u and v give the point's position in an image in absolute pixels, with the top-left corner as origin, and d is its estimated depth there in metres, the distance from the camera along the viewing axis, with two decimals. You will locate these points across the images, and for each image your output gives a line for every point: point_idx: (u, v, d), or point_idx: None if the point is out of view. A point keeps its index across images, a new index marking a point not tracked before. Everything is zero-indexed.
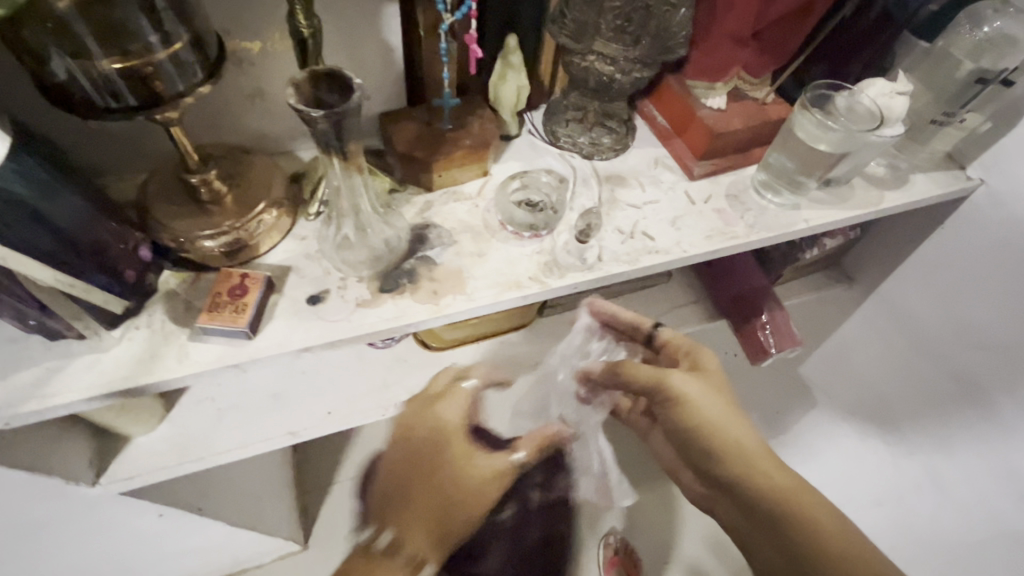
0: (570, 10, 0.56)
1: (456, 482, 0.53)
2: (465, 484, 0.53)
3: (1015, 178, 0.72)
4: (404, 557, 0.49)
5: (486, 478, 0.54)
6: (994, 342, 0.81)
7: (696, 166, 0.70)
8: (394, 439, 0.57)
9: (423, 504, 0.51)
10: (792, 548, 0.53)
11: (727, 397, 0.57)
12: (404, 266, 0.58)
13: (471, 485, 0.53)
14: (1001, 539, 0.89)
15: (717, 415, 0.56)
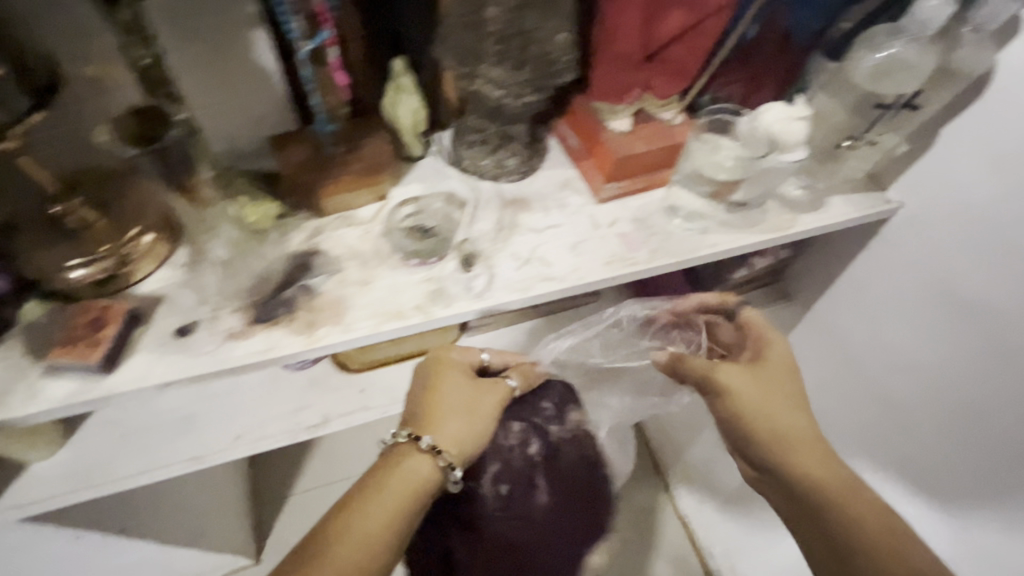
0: (449, 34, 0.54)
1: (467, 404, 0.60)
2: (475, 402, 0.61)
3: (931, 202, 0.71)
4: (444, 459, 0.56)
5: (491, 405, 0.62)
6: (923, 366, 0.79)
7: (603, 189, 0.68)
8: (421, 392, 0.61)
9: (447, 422, 0.58)
10: (837, 543, 0.54)
11: (771, 388, 0.59)
12: (282, 296, 0.56)
13: (480, 405, 0.61)
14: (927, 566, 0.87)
15: (767, 407, 0.58)
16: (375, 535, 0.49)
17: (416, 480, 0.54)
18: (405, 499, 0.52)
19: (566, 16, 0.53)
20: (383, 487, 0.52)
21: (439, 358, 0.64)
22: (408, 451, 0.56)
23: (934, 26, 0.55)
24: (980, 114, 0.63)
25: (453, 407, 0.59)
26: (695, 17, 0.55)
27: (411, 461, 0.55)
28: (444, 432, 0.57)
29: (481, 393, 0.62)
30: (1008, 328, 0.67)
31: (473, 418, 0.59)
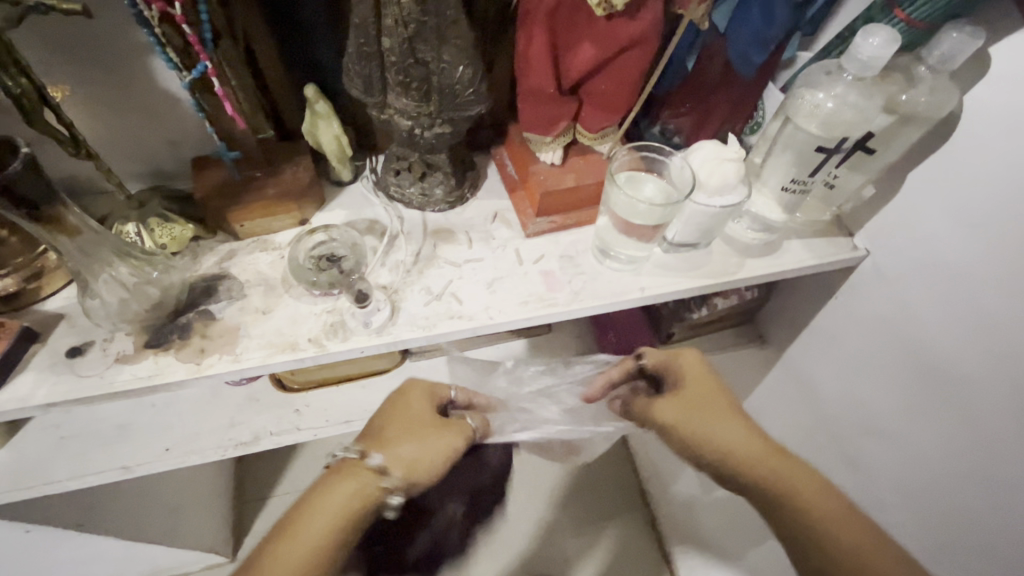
0: (350, 66, 0.53)
1: (426, 437, 0.52)
2: (435, 432, 0.53)
3: (896, 251, 0.64)
4: (389, 481, 0.48)
5: (450, 441, 0.53)
6: (883, 430, 0.70)
7: (532, 223, 0.65)
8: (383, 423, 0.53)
9: (400, 446, 0.51)
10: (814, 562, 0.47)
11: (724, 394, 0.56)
12: (179, 320, 0.56)
13: (437, 441, 0.52)
14: None
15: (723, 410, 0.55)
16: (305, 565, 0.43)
17: (354, 500, 0.47)
18: (333, 527, 0.45)
19: (466, 47, 0.50)
20: (309, 515, 0.45)
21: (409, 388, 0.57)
22: (344, 471, 0.48)
23: (878, 66, 0.49)
24: (947, 159, 0.56)
25: (405, 429, 0.52)
26: (611, 49, 0.52)
27: (350, 482, 0.47)
28: (392, 452, 0.50)
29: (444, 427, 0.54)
30: (972, 395, 0.58)
31: (426, 449, 0.51)
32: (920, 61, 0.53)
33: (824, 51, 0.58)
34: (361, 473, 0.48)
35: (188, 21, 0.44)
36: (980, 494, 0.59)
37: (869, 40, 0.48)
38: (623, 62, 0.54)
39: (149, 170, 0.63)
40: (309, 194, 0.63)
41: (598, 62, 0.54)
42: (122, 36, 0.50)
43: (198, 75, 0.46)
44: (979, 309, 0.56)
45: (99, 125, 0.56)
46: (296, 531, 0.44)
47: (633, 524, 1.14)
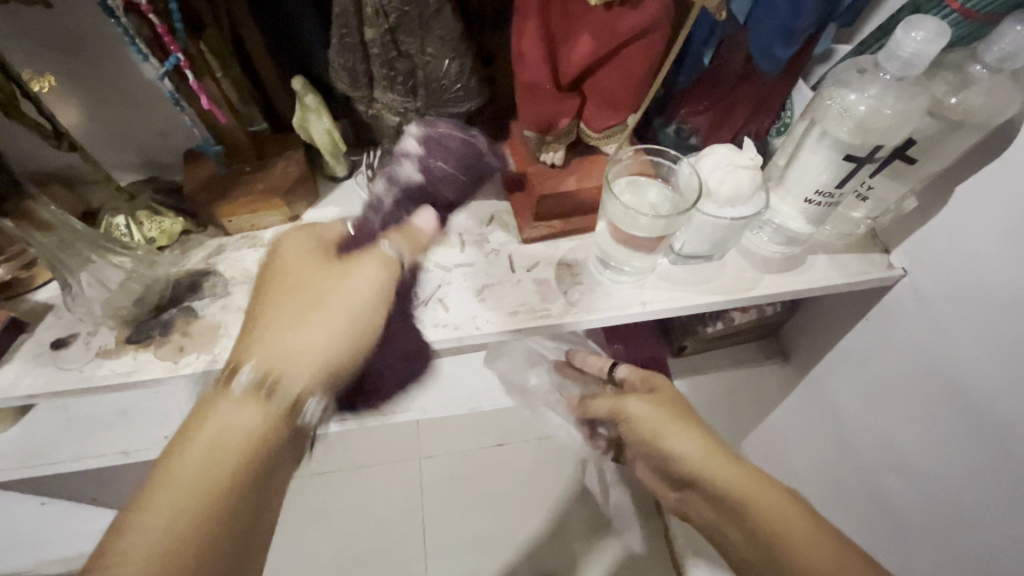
0: (333, 57, 0.50)
1: (345, 291, 0.43)
2: (343, 286, 0.43)
3: (938, 272, 0.57)
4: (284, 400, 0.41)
5: (369, 290, 0.43)
6: (908, 465, 0.64)
7: (529, 227, 0.61)
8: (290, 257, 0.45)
9: (275, 320, 0.42)
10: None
11: (677, 409, 0.55)
12: (161, 316, 0.55)
13: (352, 292, 0.43)
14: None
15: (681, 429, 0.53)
16: (200, 494, 0.37)
17: (252, 416, 0.40)
18: (244, 415, 0.40)
19: (451, 39, 0.46)
20: (213, 415, 0.40)
21: (293, 240, 0.45)
22: (225, 390, 0.40)
23: (922, 64, 0.43)
24: (1004, 172, 0.49)
25: (308, 309, 0.42)
26: (611, 42, 0.47)
27: (234, 396, 0.40)
28: (229, 404, 0.40)
29: (349, 273, 0.44)
30: (1012, 440, 0.51)
31: (348, 313, 0.43)
32: (976, 59, 0.46)
33: (861, 45, 0.51)
34: (250, 392, 0.40)
35: (155, 11, 0.42)
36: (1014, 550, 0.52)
37: (912, 34, 0.42)
38: (627, 56, 0.49)
39: (143, 161, 0.62)
40: (298, 192, 0.61)
41: (599, 56, 0.49)
42: (93, 20, 0.48)
43: (171, 67, 0.44)
44: None
45: (88, 114, 0.56)
46: (187, 447, 0.39)
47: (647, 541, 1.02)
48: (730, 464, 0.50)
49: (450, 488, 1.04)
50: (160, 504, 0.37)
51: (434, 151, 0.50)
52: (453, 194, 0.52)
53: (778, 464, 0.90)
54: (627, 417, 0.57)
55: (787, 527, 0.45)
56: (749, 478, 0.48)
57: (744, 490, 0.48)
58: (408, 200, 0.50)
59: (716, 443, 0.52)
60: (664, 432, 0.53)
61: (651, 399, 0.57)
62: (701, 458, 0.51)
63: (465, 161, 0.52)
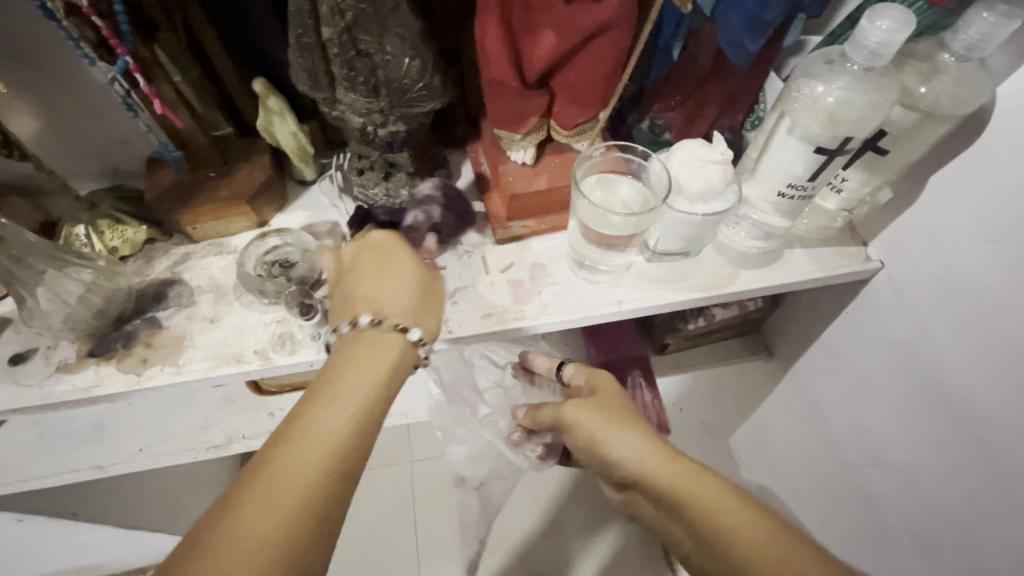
0: (291, 58, 0.49)
1: (432, 287, 0.49)
2: (427, 283, 0.48)
3: (915, 266, 0.57)
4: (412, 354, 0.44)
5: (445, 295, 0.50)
6: (892, 462, 0.63)
7: (502, 228, 0.60)
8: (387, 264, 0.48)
9: (396, 295, 0.45)
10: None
11: (606, 410, 0.53)
12: (124, 328, 0.54)
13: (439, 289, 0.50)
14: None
15: (609, 433, 0.50)
16: (328, 468, 0.34)
17: (399, 365, 0.42)
18: (382, 385, 0.40)
19: (410, 36, 0.45)
20: (358, 371, 0.39)
21: (383, 243, 0.49)
22: (384, 338, 0.42)
23: (888, 54, 0.42)
24: (975, 161, 0.48)
25: (417, 289, 0.47)
26: (575, 37, 0.46)
27: (391, 343, 0.42)
28: (370, 367, 0.40)
29: (434, 276, 0.50)
30: (992, 435, 0.50)
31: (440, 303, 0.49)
32: (944, 47, 0.46)
33: (831, 36, 0.50)
34: (404, 341, 0.43)
35: (98, 13, 0.41)
36: (998, 548, 0.51)
37: (877, 24, 0.41)
38: (592, 51, 0.48)
39: (105, 168, 0.60)
40: (264, 197, 0.59)
41: (563, 51, 0.48)
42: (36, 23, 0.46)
43: (120, 71, 0.43)
44: (1008, 340, 0.48)
45: (44, 122, 0.54)
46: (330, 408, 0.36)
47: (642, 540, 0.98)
48: (668, 464, 0.46)
49: (438, 492, 1.02)
50: (289, 474, 0.32)
51: (449, 201, 0.59)
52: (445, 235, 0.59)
53: (768, 461, 0.88)
54: (568, 424, 0.55)
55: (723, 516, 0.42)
56: (688, 476, 0.45)
57: (680, 490, 0.45)
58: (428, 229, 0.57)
59: (655, 442, 0.49)
60: (602, 438, 0.50)
61: (590, 403, 0.54)
62: (637, 461, 0.48)
63: (462, 219, 0.60)
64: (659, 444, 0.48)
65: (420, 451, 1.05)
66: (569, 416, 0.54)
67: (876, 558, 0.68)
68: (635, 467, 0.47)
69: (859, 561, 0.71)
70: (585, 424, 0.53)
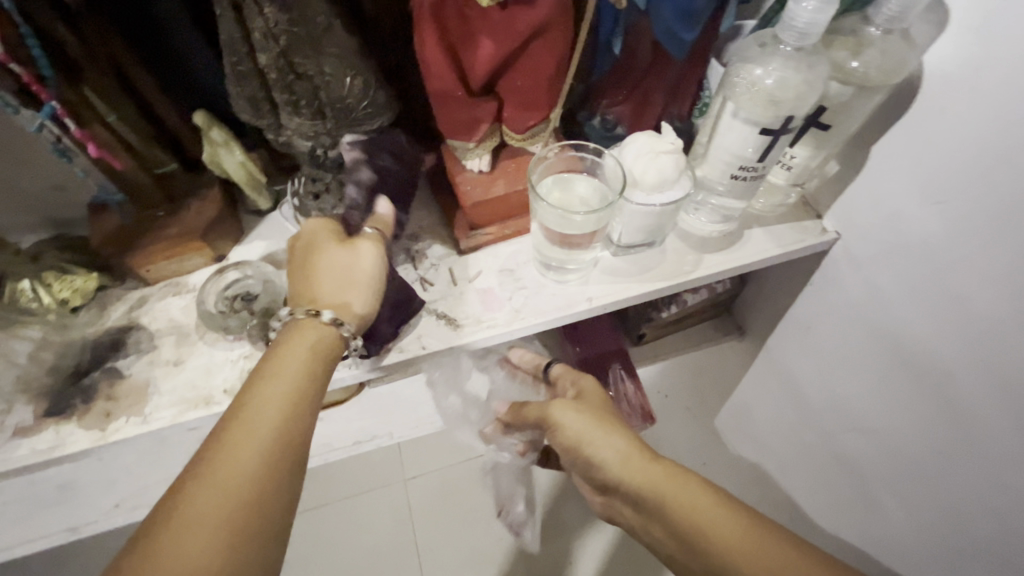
0: (230, 88, 0.47)
1: (352, 262, 0.47)
2: (353, 260, 0.47)
3: (866, 233, 0.59)
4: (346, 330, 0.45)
5: (374, 262, 0.48)
6: (867, 423, 0.65)
7: (466, 237, 0.59)
8: (326, 254, 0.47)
9: (317, 283, 0.46)
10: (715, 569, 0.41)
11: (595, 413, 0.53)
12: (82, 383, 0.52)
13: (363, 261, 0.48)
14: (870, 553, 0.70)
15: (593, 436, 0.51)
16: (279, 439, 0.37)
17: (323, 347, 0.43)
18: (307, 382, 0.41)
19: (349, 56, 0.45)
20: (280, 364, 0.41)
21: (312, 233, 0.49)
22: (298, 327, 0.44)
23: (817, 32, 0.43)
24: (910, 128, 0.50)
25: (327, 274, 0.46)
26: (514, 44, 0.47)
27: (307, 331, 0.44)
28: (290, 360, 0.41)
29: (353, 253, 0.48)
30: (956, 391, 0.52)
31: (364, 278, 0.47)
32: (868, 21, 0.47)
33: (762, 19, 0.52)
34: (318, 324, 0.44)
35: (17, 59, 0.40)
36: (973, 500, 0.53)
37: (802, 4, 0.42)
38: (534, 54, 0.48)
39: (44, 219, 0.58)
40: (218, 230, 0.58)
41: (505, 57, 0.48)
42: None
43: (45, 115, 0.43)
44: (958, 298, 0.50)
45: None
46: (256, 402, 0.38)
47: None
48: (649, 465, 0.47)
49: None
50: (231, 456, 0.35)
51: (380, 148, 0.53)
52: (398, 182, 0.56)
53: (753, 438, 0.90)
54: (554, 425, 0.54)
55: (706, 517, 0.43)
56: (668, 476, 0.46)
57: (659, 487, 0.45)
58: (369, 195, 0.52)
59: (637, 443, 0.49)
60: (588, 440, 0.51)
61: (579, 406, 0.54)
62: (620, 461, 0.48)
63: (399, 152, 0.55)
64: (640, 444, 0.49)
65: (413, 466, 0.99)
66: (556, 415, 0.54)
67: (864, 520, 0.69)
68: (618, 469, 0.48)
69: (849, 526, 0.72)
70: (575, 429, 0.52)
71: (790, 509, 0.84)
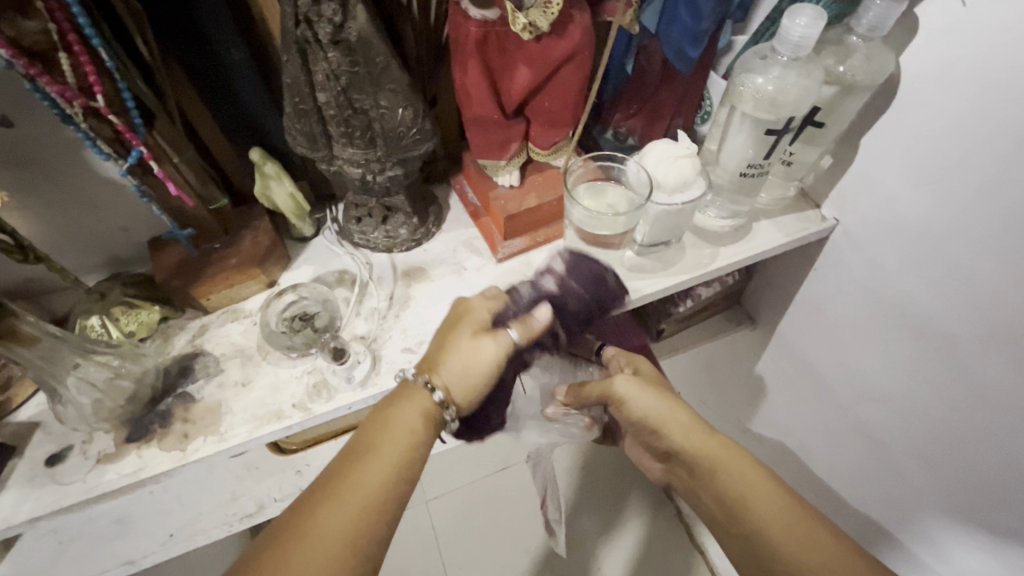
0: (289, 124, 0.52)
1: (472, 355, 0.45)
2: (475, 357, 0.45)
3: (866, 218, 0.65)
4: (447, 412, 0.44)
5: (492, 363, 0.45)
6: (883, 394, 0.70)
7: (501, 247, 0.64)
8: (459, 347, 0.45)
9: (445, 375, 0.44)
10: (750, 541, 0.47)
11: (662, 392, 0.56)
12: (158, 408, 0.55)
13: (482, 361, 0.45)
14: (900, 523, 0.74)
15: (661, 411, 0.54)
16: (360, 522, 0.37)
17: (421, 420, 0.43)
18: (407, 449, 0.41)
19: (402, 90, 0.50)
20: (376, 444, 0.40)
21: (467, 310, 0.48)
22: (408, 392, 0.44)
23: (809, 45, 0.50)
24: (896, 119, 0.56)
25: (451, 360, 0.44)
26: (545, 69, 0.53)
27: (415, 397, 0.43)
28: (387, 442, 0.41)
29: (478, 346, 0.45)
30: (961, 350, 0.58)
31: (479, 382, 0.44)
32: (851, 31, 0.54)
33: (756, 34, 0.58)
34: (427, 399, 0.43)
35: (114, 111, 0.44)
36: (990, 455, 0.58)
37: (796, 21, 0.49)
38: (563, 77, 0.54)
39: (107, 258, 0.61)
40: (272, 258, 0.61)
41: (536, 82, 0.54)
42: (63, 130, 0.50)
43: (135, 160, 0.47)
44: (957, 270, 0.56)
45: (44, 222, 0.55)
46: (344, 492, 0.38)
47: (662, 522, 1.01)
48: (709, 438, 0.52)
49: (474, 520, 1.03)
50: (318, 542, 0.35)
51: (576, 272, 0.53)
52: (576, 310, 0.52)
53: (773, 423, 0.94)
54: (619, 399, 0.56)
55: (751, 492, 0.48)
56: (723, 448, 0.51)
57: (716, 458, 0.50)
58: (534, 300, 0.51)
59: (700, 422, 0.53)
60: (657, 417, 0.54)
61: (641, 381, 0.57)
62: (688, 435, 0.52)
63: (600, 284, 0.54)
64: (699, 420, 0.53)
65: (432, 489, 1.03)
66: (619, 389, 0.56)
67: (888, 489, 0.74)
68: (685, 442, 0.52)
69: (875, 497, 0.77)
70: (645, 406, 0.55)
71: (815, 488, 0.88)
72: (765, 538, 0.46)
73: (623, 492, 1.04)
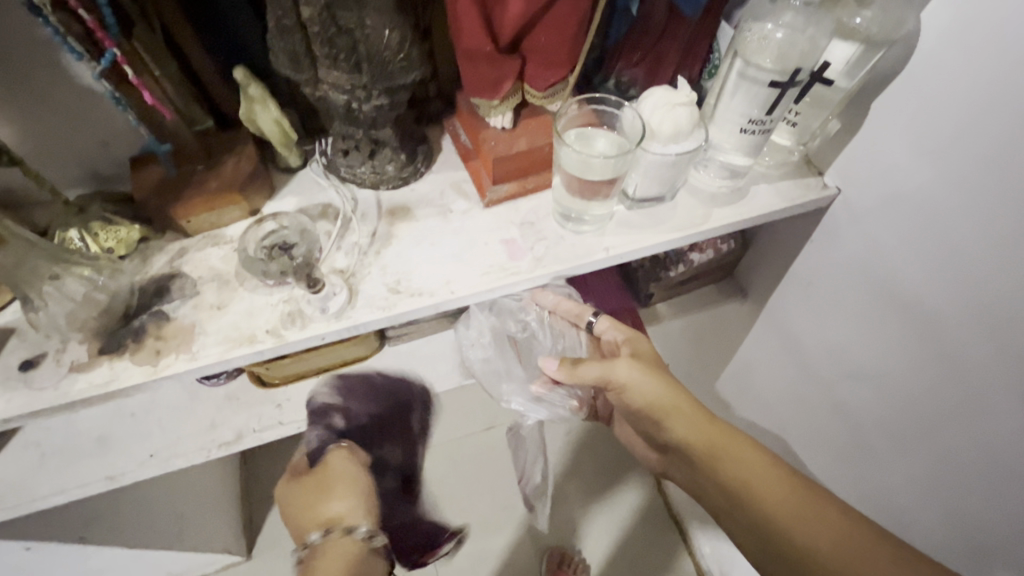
0: (273, 41, 0.50)
1: (342, 486, 0.56)
2: (335, 479, 0.57)
3: (865, 188, 0.62)
4: (361, 531, 0.52)
5: (351, 477, 0.57)
6: (863, 371, 0.69)
7: (489, 191, 0.62)
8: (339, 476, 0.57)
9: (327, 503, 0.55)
10: (759, 532, 0.50)
11: (664, 378, 0.58)
12: (132, 324, 0.55)
13: (335, 479, 0.57)
14: (867, 502, 0.74)
15: (663, 398, 0.56)
16: None
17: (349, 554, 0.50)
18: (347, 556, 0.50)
19: (388, 11, 0.48)
20: None
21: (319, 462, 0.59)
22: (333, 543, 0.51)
23: None
24: (904, 81, 0.54)
25: (330, 487, 0.56)
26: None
27: (338, 548, 0.50)
28: None
29: (339, 467, 0.58)
30: (950, 335, 0.56)
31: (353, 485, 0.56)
32: None
33: None
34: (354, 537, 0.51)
35: (84, 7, 0.44)
36: (961, 436, 0.57)
37: None
38: (559, 10, 0.52)
39: (87, 173, 0.60)
40: (254, 185, 0.60)
41: (532, 13, 0.52)
42: (36, 30, 0.48)
43: (107, 62, 0.47)
44: (951, 244, 0.54)
45: (22, 130, 0.54)
46: None
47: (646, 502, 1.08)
48: (710, 425, 0.55)
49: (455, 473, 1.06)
50: None
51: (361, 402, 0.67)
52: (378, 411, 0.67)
53: (755, 399, 0.93)
54: (621, 384, 0.58)
55: (756, 481, 0.51)
56: (721, 435, 0.54)
57: (716, 447, 0.53)
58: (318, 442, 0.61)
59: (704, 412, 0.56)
60: (662, 404, 0.56)
61: (641, 365, 0.59)
62: (692, 428, 0.55)
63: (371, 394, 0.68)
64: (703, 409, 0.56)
65: None
66: (621, 375, 0.58)
67: (861, 468, 0.73)
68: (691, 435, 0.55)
69: (848, 476, 0.77)
70: (647, 391, 0.57)
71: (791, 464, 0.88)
72: (770, 522, 0.49)
73: (613, 473, 1.09)
